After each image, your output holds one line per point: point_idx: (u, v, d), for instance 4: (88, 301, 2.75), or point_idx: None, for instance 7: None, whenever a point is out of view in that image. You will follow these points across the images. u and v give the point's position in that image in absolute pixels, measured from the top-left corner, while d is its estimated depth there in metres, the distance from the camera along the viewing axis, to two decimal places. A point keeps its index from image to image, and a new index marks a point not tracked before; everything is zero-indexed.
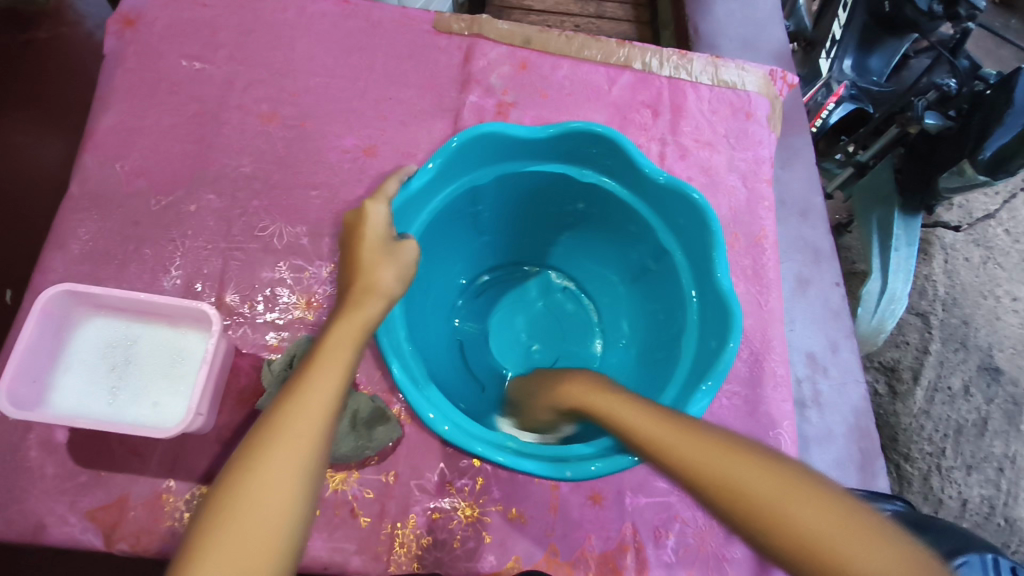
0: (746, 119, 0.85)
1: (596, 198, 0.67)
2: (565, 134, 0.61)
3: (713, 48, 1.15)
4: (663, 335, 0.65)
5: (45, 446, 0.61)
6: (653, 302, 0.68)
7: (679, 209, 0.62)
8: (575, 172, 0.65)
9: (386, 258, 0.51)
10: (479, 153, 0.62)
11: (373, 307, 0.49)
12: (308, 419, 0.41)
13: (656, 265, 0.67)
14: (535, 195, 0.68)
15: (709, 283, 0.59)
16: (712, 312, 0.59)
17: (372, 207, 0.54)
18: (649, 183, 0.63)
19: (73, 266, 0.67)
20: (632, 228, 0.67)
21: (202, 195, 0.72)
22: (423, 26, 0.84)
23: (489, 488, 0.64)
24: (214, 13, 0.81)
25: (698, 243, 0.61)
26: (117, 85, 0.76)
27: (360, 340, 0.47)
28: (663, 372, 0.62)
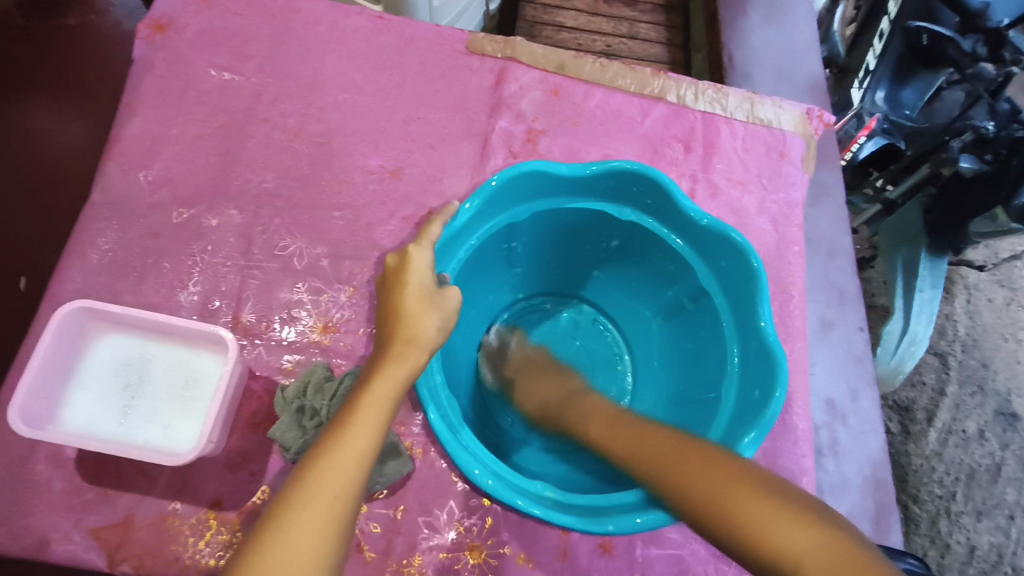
0: (780, 159, 0.83)
1: (632, 235, 0.65)
2: (607, 173, 0.59)
3: (747, 77, 1.12)
4: (699, 376, 0.63)
5: (53, 461, 0.60)
6: (688, 340, 0.66)
7: (722, 251, 0.59)
8: (615, 212, 0.62)
9: (430, 308, 0.50)
10: (517, 190, 0.60)
11: (415, 360, 0.48)
12: (342, 479, 0.40)
13: (693, 305, 0.64)
14: (571, 232, 0.66)
15: (752, 330, 0.57)
16: (757, 360, 0.56)
17: (416, 252, 0.53)
18: (690, 223, 0.60)
19: (91, 276, 0.67)
20: (670, 267, 0.65)
21: (223, 210, 0.71)
22: (455, 46, 0.83)
23: (498, 530, 0.63)
24: (246, 23, 0.80)
25: (742, 288, 0.58)
26: (145, 92, 0.75)
27: (398, 395, 0.46)
28: (699, 417, 0.59)
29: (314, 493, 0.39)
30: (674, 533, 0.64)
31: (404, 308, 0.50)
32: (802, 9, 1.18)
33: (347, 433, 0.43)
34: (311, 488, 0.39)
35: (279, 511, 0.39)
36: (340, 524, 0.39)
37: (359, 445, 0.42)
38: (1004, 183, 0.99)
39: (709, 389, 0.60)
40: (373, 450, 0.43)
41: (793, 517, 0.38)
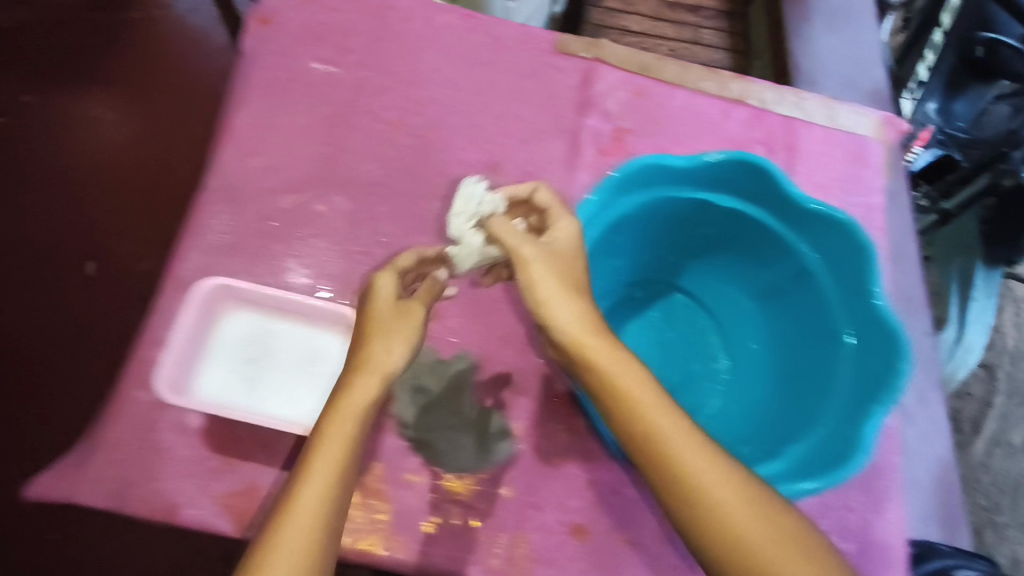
0: (859, 164, 0.84)
1: (730, 223, 0.64)
2: (715, 163, 0.59)
3: (814, 84, 1.14)
4: (805, 354, 0.62)
5: (180, 430, 0.63)
6: (789, 321, 0.65)
7: (824, 231, 0.59)
8: (717, 200, 0.62)
9: (384, 335, 0.52)
10: (629, 182, 0.60)
11: (370, 386, 0.50)
12: (315, 502, 0.45)
13: (793, 287, 0.64)
14: (670, 225, 0.66)
15: (863, 306, 0.57)
16: (870, 333, 0.56)
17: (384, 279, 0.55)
18: (793, 208, 0.60)
19: (210, 257, 0.71)
20: (768, 250, 0.65)
21: (330, 197, 0.74)
22: (544, 46, 0.85)
23: (598, 512, 0.65)
24: (345, 18, 0.83)
25: (849, 265, 0.58)
26: (253, 83, 0.78)
27: (354, 423, 0.48)
28: (814, 397, 0.59)
29: (293, 518, 0.44)
30: None
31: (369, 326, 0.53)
32: (865, 20, 1.20)
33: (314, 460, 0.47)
34: (287, 514, 0.45)
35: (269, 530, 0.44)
36: (319, 543, 0.44)
37: (333, 463, 0.46)
38: None
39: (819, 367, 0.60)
40: (333, 478, 0.46)
41: (777, 532, 0.45)
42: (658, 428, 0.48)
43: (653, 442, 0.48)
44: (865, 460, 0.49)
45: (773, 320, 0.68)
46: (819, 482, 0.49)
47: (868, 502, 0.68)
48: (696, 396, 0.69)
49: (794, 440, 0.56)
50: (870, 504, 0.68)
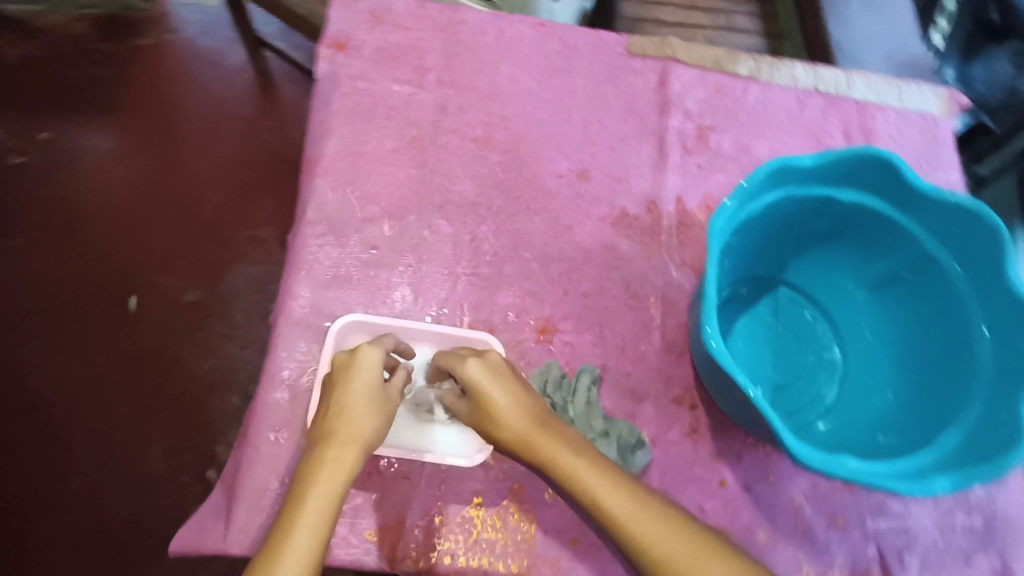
0: (935, 143, 0.86)
1: (846, 215, 0.64)
2: (841, 158, 0.58)
3: (857, 63, 1.15)
4: (935, 341, 0.63)
5: None
6: (910, 308, 0.66)
7: (951, 217, 0.59)
8: (837, 194, 0.62)
9: (372, 409, 0.56)
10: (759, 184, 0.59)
11: (348, 457, 0.53)
12: (298, 563, 0.46)
13: (913, 274, 0.65)
14: (785, 222, 0.65)
15: (995, 289, 0.57)
16: (1006, 316, 0.56)
17: (367, 350, 0.58)
18: (917, 196, 0.60)
19: (319, 290, 0.69)
20: (886, 239, 0.65)
21: (434, 220, 0.73)
22: (617, 49, 0.85)
23: (738, 512, 0.65)
24: (418, 37, 0.82)
25: (980, 250, 0.58)
26: (337, 109, 0.77)
27: (339, 489, 0.51)
28: (954, 386, 0.59)
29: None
30: (897, 505, 0.67)
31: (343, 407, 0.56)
32: None
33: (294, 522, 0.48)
34: (277, 565, 0.46)
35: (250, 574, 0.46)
36: None
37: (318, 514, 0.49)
38: None
39: (953, 353, 0.60)
40: (316, 538, 0.48)
41: None
42: (592, 495, 0.50)
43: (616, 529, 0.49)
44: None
45: (890, 308, 0.68)
46: (988, 469, 0.50)
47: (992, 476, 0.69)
48: (817, 388, 0.70)
49: (942, 427, 0.57)
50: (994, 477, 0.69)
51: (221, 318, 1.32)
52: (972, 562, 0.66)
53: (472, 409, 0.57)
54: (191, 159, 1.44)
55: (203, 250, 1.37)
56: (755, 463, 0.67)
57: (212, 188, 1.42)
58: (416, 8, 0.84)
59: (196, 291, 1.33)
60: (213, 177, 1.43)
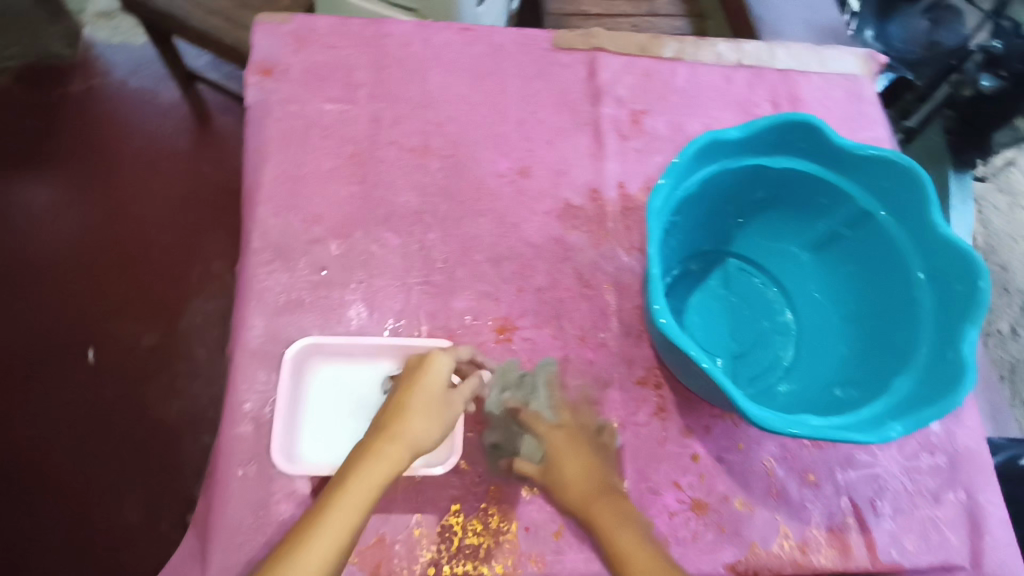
0: (859, 101, 0.88)
1: (781, 182, 0.66)
2: (768, 126, 0.59)
3: (780, 34, 1.18)
4: (878, 293, 0.65)
5: (290, 499, 0.62)
6: (851, 263, 0.68)
7: (879, 171, 0.61)
8: (769, 161, 0.63)
9: (426, 414, 0.55)
10: (692, 160, 0.59)
11: (397, 460, 0.53)
12: (316, 556, 0.48)
13: (850, 231, 0.66)
14: (724, 196, 0.66)
15: (929, 236, 0.59)
16: (942, 260, 0.58)
17: (438, 356, 0.58)
18: (844, 154, 0.62)
19: (272, 318, 0.68)
20: (822, 200, 0.66)
21: (380, 234, 0.73)
22: (544, 46, 0.86)
23: (713, 482, 0.66)
24: (344, 54, 0.81)
25: (909, 201, 0.60)
26: (270, 134, 0.76)
27: (374, 494, 0.51)
28: (901, 335, 0.61)
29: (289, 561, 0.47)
30: (863, 454, 0.69)
31: (403, 412, 0.55)
32: None
33: (322, 515, 0.50)
34: (295, 551, 0.48)
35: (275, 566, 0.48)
36: None
37: (345, 525, 0.49)
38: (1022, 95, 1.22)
39: (897, 302, 0.62)
40: (342, 538, 0.49)
41: None
42: (619, 545, 0.53)
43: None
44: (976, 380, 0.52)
45: (832, 266, 0.70)
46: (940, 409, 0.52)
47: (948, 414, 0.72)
48: (775, 352, 0.71)
49: (894, 375, 0.59)
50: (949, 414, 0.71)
51: (184, 360, 1.29)
52: (941, 500, 0.68)
53: (541, 469, 0.61)
54: (132, 203, 1.40)
55: (156, 295, 1.33)
56: (724, 433, 0.68)
57: (159, 230, 1.39)
58: (339, 24, 0.83)
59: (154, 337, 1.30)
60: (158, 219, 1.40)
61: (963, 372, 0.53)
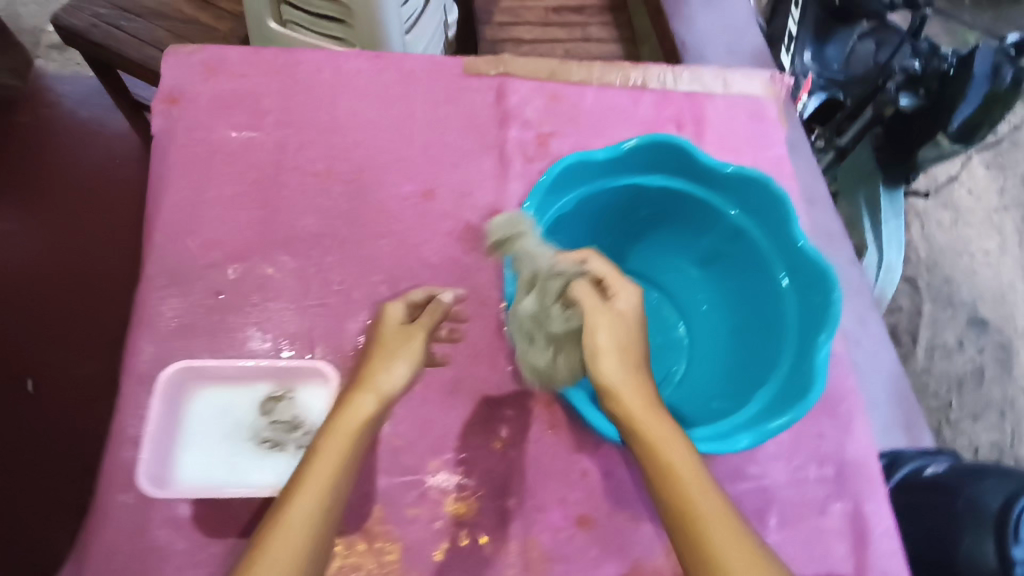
0: (762, 122, 0.91)
1: (660, 200, 0.71)
2: (636, 147, 0.66)
3: (701, 57, 1.22)
4: (756, 305, 0.69)
5: (171, 523, 0.63)
6: (733, 279, 0.72)
7: (748, 191, 0.67)
8: (644, 180, 0.69)
9: (395, 356, 0.55)
10: (559, 180, 0.66)
11: (369, 400, 0.50)
12: (300, 508, 0.44)
13: (729, 247, 0.71)
14: (607, 211, 0.72)
15: (794, 251, 0.64)
16: (806, 271, 0.63)
17: (392, 305, 0.61)
18: (715, 174, 0.67)
19: (164, 343, 0.70)
20: (701, 218, 0.71)
21: (277, 257, 0.75)
22: (453, 71, 0.88)
23: (600, 499, 0.67)
24: (253, 82, 0.83)
25: (774, 216, 0.65)
26: (174, 163, 0.78)
27: (350, 445, 0.48)
28: (772, 344, 0.64)
29: (280, 527, 0.44)
30: (752, 467, 0.71)
31: (374, 360, 0.54)
32: None
33: (304, 474, 0.46)
34: (281, 506, 0.45)
35: (249, 545, 0.43)
36: (300, 555, 0.43)
37: (331, 471, 0.46)
38: (940, 110, 1.21)
39: (768, 311, 0.66)
40: (320, 497, 0.45)
41: None
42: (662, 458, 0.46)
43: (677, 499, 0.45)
44: (822, 386, 0.55)
45: (718, 282, 0.74)
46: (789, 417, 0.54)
47: (837, 425, 0.75)
48: (666, 369, 0.74)
49: (762, 382, 0.62)
50: (838, 428, 0.74)
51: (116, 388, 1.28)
52: (827, 511, 0.70)
53: (595, 307, 0.55)
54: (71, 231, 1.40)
55: (94, 323, 1.33)
56: (614, 449, 0.70)
57: (101, 258, 1.39)
58: (250, 52, 0.85)
59: (91, 364, 1.29)
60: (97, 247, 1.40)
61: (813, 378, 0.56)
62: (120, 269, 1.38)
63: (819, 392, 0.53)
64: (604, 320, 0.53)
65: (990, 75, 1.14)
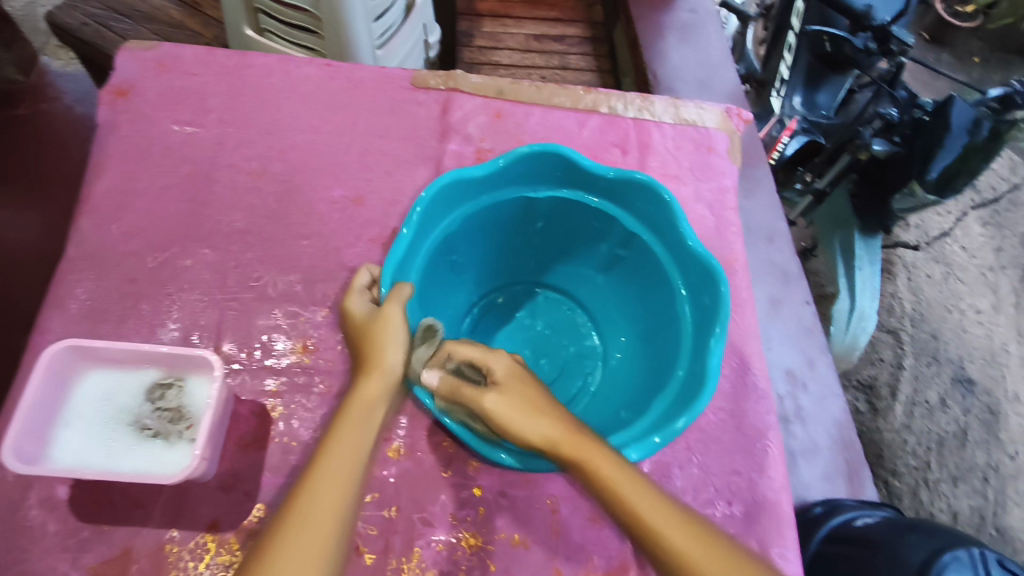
0: (707, 152, 0.90)
1: (553, 212, 0.78)
2: (515, 162, 0.71)
3: (672, 91, 1.23)
4: (657, 307, 0.75)
5: (46, 504, 0.62)
6: (635, 282, 0.79)
7: (635, 195, 0.72)
8: (532, 192, 0.75)
9: (389, 342, 0.59)
10: (445, 201, 0.70)
11: (379, 380, 0.57)
12: (343, 454, 0.51)
13: (626, 250, 0.78)
14: (503, 224, 0.78)
15: (684, 249, 0.69)
16: (694, 269, 0.68)
17: (352, 298, 0.65)
18: (600, 181, 0.73)
19: (71, 325, 0.70)
20: (597, 224, 0.77)
21: (197, 250, 0.75)
22: (401, 83, 0.89)
23: (491, 517, 0.65)
24: (203, 81, 0.86)
25: (660, 216, 0.71)
26: (112, 151, 0.80)
27: (373, 409, 0.55)
28: (672, 347, 0.69)
29: (323, 471, 0.49)
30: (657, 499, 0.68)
31: (371, 347, 0.60)
32: (712, 29, 1.31)
33: (341, 429, 0.53)
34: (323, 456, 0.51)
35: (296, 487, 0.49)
36: (351, 489, 0.49)
37: (358, 435, 0.53)
38: (915, 160, 1.19)
39: (669, 312, 0.72)
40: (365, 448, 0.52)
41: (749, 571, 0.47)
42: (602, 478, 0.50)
43: (625, 515, 0.50)
44: (711, 389, 0.58)
45: (620, 285, 0.81)
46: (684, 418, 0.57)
47: (754, 463, 0.71)
48: (583, 376, 0.80)
49: (661, 384, 0.66)
50: (753, 466, 0.70)
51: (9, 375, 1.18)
52: None
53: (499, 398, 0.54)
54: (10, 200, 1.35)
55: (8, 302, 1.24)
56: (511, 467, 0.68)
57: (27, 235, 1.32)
58: (204, 54, 0.88)
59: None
60: (36, 215, 1.34)
61: (702, 386, 0.59)
62: (52, 241, 1.32)
63: (706, 395, 0.57)
64: (494, 399, 0.54)
65: (968, 127, 1.11)
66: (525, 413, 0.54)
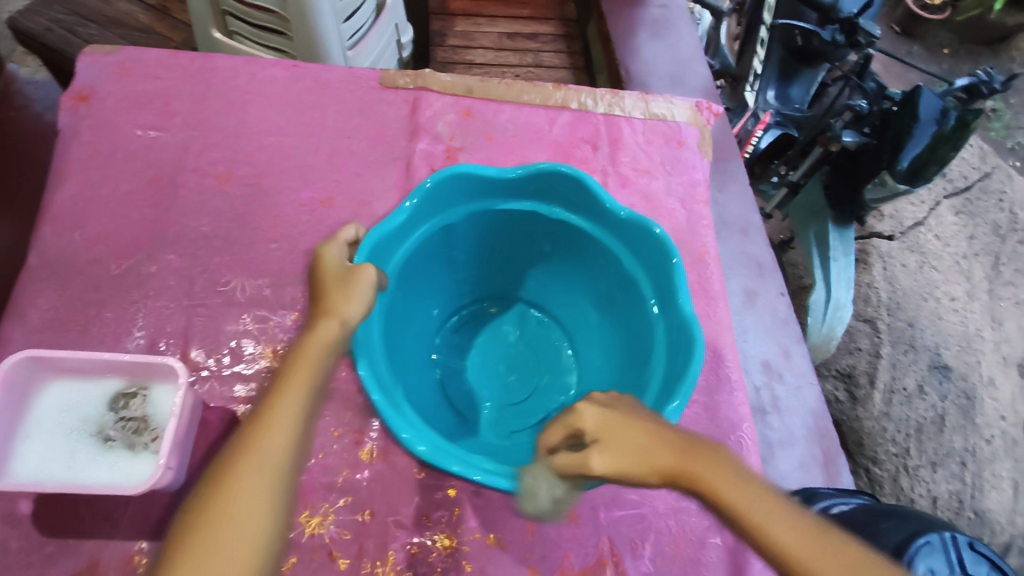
0: (678, 147, 0.91)
1: (562, 235, 0.78)
2: (529, 174, 0.73)
3: (644, 86, 1.23)
4: (632, 355, 0.73)
5: (8, 520, 0.61)
6: (620, 331, 0.77)
7: (641, 239, 0.72)
8: (544, 210, 0.76)
9: (350, 295, 0.58)
10: (446, 194, 0.72)
11: (336, 325, 0.56)
12: (293, 389, 0.49)
13: (619, 294, 0.76)
14: (509, 234, 0.80)
15: (674, 309, 0.67)
16: (678, 334, 0.66)
17: (326, 248, 0.63)
18: (610, 216, 0.73)
19: (34, 335, 0.68)
20: (598, 258, 0.77)
21: (163, 256, 0.74)
22: (369, 83, 0.88)
23: (465, 518, 0.65)
24: (166, 85, 0.85)
25: (655, 263, 0.71)
26: (74, 158, 0.78)
27: (324, 351, 0.53)
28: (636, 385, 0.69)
29: (273, 405, 0.47)
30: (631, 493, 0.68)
31: (332, 296, 0.58)
32: (683, 24, 1.31)
33: (292, 367, 0.51)
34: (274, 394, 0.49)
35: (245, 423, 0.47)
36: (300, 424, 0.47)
37: (308, 372, 0.51)
38: (885, 150, 1.20)
39: (642, 355, 0.71)
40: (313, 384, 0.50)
41: None
42: (731, 495, 0.45)
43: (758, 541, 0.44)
44: None
45: (607, 332, 0.79)
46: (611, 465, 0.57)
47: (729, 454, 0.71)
48: (544, 410, 0.79)
49: None
50: None
51: None
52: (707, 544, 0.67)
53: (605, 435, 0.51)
54: None
55: None
56: None
57: None
58: (167, 57, 0.86)
59: None
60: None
61: None
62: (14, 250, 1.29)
63: None
64: (600, 457, 0.49)
65: (936, 117, 1.12)
66: (635, 444, 0.49)
